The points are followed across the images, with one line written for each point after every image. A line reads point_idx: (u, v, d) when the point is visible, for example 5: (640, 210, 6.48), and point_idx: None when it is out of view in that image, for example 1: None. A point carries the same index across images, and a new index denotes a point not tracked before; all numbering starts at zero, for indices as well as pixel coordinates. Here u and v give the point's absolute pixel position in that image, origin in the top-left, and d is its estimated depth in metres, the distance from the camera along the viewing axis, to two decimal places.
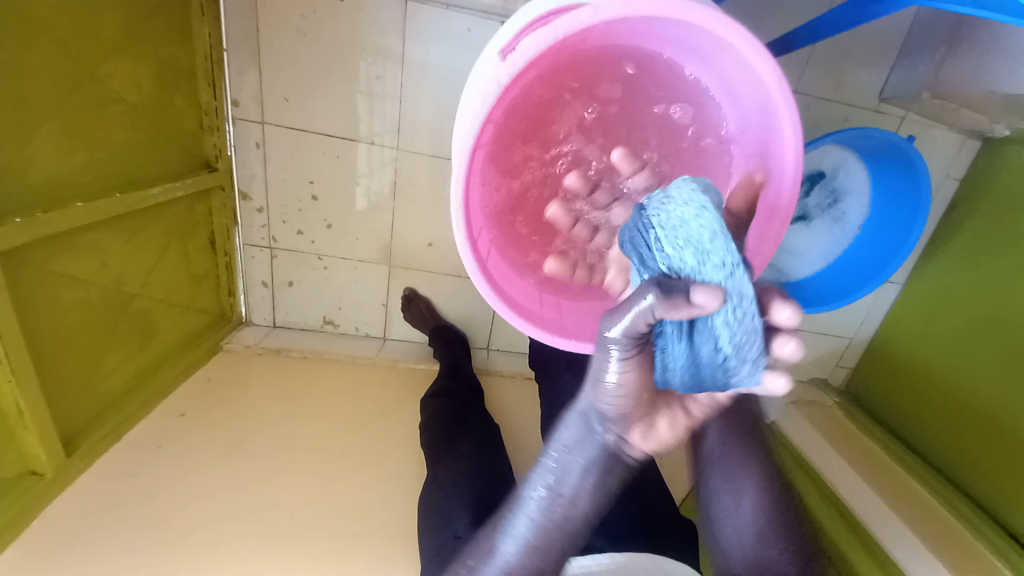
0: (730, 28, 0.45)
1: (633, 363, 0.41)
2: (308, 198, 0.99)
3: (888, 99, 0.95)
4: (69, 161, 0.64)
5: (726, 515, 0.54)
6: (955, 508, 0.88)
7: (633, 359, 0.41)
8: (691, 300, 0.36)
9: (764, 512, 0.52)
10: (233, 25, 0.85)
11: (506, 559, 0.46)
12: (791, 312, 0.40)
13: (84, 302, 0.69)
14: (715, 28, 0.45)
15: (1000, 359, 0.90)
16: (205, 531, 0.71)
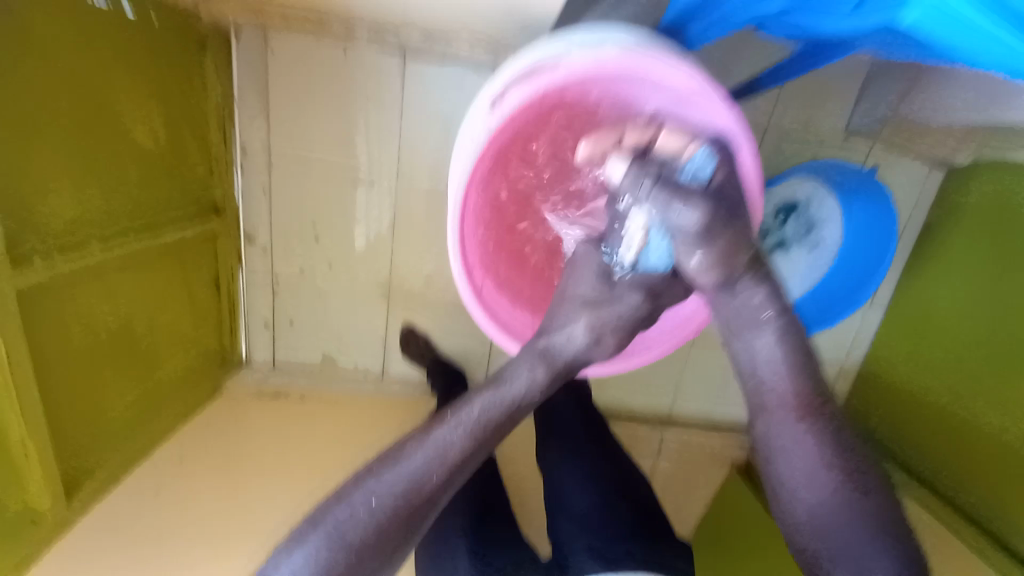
0: (693, 81, 0.49)
1: (621, 327, 0.49)
2: (311, 238, 1.03)
3: (854, 133, 1.00)
4: (85, 210, 0.68)
5: (801, 487, 0.43)
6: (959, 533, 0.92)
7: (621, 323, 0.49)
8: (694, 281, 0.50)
9: (827, 434, 0.43)
10: (243, 81, 0.92)
11: (413, 471, 0.40)
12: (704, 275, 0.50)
13: (91, 345, 0.71)
14: (681, 82, 0.50)
15: (996, 376, 0.92)
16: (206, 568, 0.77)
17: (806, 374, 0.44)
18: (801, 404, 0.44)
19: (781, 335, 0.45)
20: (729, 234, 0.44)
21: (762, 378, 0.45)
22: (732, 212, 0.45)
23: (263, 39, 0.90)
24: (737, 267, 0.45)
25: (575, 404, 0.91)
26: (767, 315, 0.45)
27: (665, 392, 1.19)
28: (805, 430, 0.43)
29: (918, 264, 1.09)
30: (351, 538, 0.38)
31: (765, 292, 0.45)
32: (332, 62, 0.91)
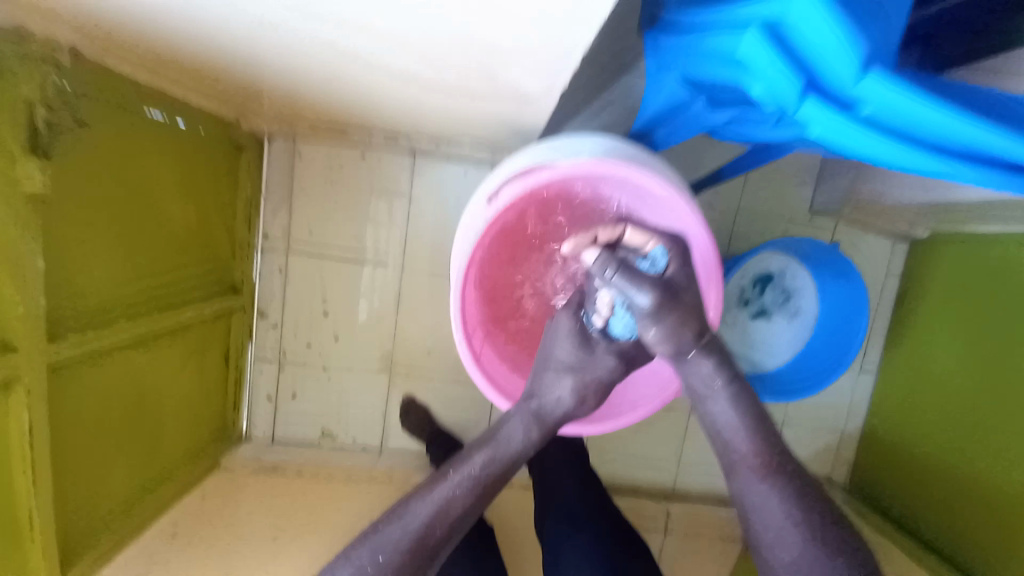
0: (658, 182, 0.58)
1: (594, 386, 0.55)
2: (320, 313, 1.10)
3: (818, 212, 1.10)
4: (121, 288, 0.74)
5: (777, 545, 0.45)
6: None
7: (594, 384, 0.55)
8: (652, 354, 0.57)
9: (791, 490, 0.46)
10: (272, 177, 1.05)
11: (415, 526, 0.45)
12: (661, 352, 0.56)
13: (105, 416, 0.73)
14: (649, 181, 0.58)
15: (993, 436, 0.93)
16: None
17: (761, 434, 0.49)
18: (763, 462, 0.48)
19: (734, 400, 0.51)
20: (677, 316, 0.51)
21: (725, 439, 0.50)
22: (678, 297, 0.51)
23: (292, 143, 1.04)
24: (685, 342, 0.51)
25: (574, 474, 0.91)
26: (719, 384, 0.51)
27: (665, 463, 1.18)
28: (769, 488, 0.47)
29: (896, 331, 1.15)
30: None
31: (714, 363, 0.52)
32: (351, 159, 1.04)
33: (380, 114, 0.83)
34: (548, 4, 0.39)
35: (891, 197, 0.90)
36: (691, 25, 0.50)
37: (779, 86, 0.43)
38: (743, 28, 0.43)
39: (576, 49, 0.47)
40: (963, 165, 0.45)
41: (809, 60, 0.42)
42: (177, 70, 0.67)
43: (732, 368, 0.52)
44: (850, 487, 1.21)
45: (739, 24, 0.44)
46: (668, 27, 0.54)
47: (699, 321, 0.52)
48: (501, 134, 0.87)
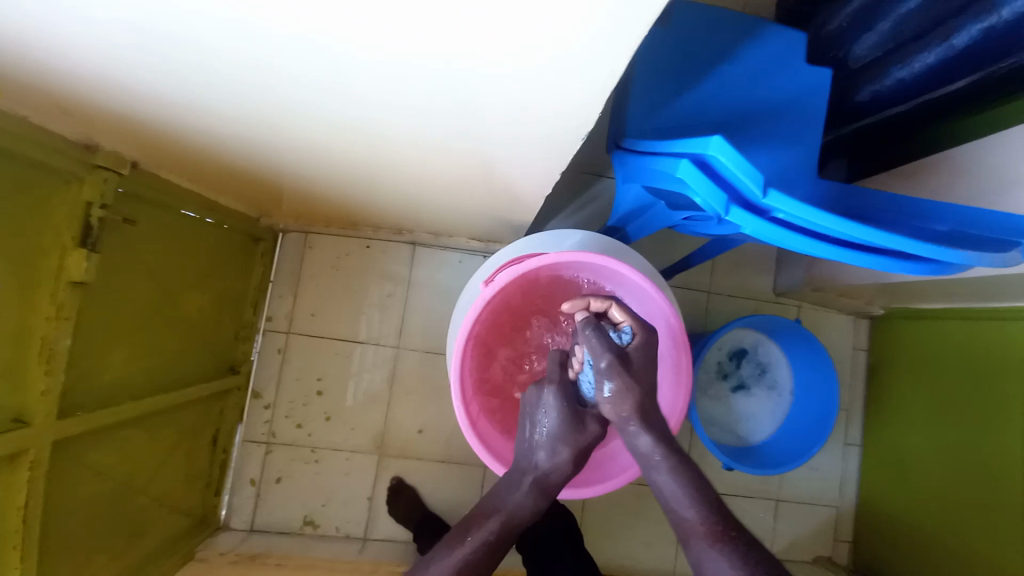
0: (631, 272, 0.66)
1: (581, 450, 0.61)
2: (314, 393, 1.12)
3: (782, 293, 1.20)
4: (131, 366, 0.78)
5: None
6: None
7: (580, 449, 0.61)
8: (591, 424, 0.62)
9: (737, 557, 0.50)
10: (282, 264, 1.14)
11: None
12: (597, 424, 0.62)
13: (95, 493, 0.73)
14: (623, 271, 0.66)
15: (977, 505, 0.95)
16: None
17: (701, 503, 0.54)
18: (709, 531, 0.53)
19: (674, 472, 0.57)
20: (627, 382, 0.57)
21: (673, 508, 0.56)
22: (630, 366, 0.58)
23: (304, 235, 1.15)
24: (628, 412, 0.58)
25: (567, 558, 0.89)
26: (658, 458, 0.58)
27: (661, 548, 1.15)
28: (717, 554, 0.51)
29: (871, 404, 1.20)
30: None
31: (653, 436, 0.58)
32: (356, 249, 1.14)
33: (387, 211, 0.94)
34: (535, 131, 0.51)
35: (844, 279, 1.02)
36: (644, 149, 0.62)
37: (713, 202, 0.53)
38: (679, 160, 0.54)
39: (558, 164, 0.58)
40: (869, 258, 0.55)
41: (733, 183, 0.53)
42: (217, 177, 0.79)
43: (668, 441, 0.59)
44: (853, 570, 1.17)
45: (677, 156, 0.55)
46: (627, 149, 0.66)
47: (644, 397, 0.58)
48: (493, 229, 0.98)
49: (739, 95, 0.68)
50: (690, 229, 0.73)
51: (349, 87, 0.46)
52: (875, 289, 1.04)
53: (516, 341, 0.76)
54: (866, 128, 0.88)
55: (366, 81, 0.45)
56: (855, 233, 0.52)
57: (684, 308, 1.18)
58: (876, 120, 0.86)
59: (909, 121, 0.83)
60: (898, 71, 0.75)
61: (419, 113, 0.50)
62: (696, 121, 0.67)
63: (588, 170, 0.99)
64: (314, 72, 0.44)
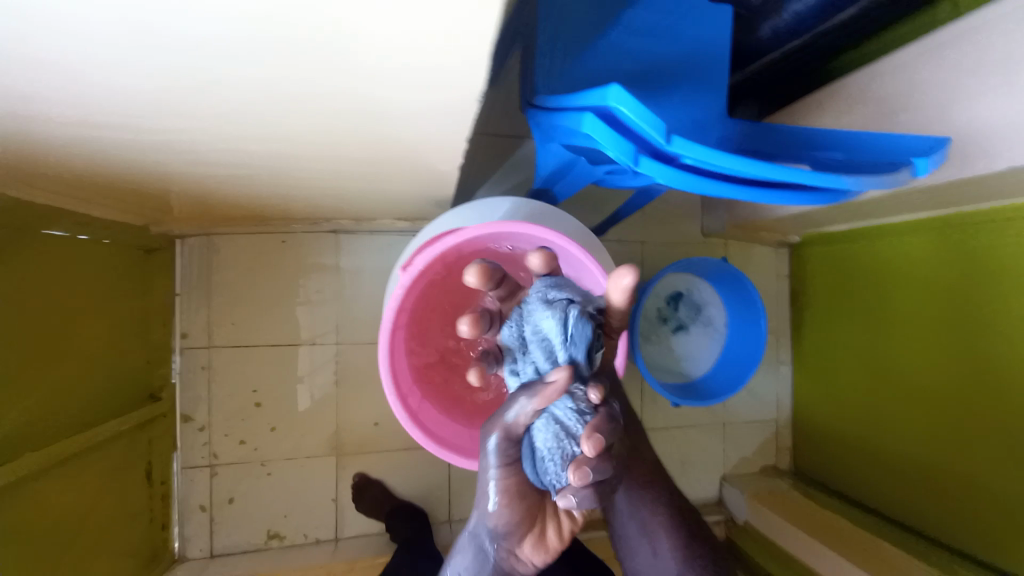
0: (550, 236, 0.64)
1: (499, 481, 0.46)
2: (252, 405, 1.05)
3: (710, 235, 1.25)
4: (23, 416, 0.68)
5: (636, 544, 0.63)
6: (926, 558, 0.95)
7: (496, 478, 0.46)
8: (545, 381, 0.43)
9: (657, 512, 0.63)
10: (189, 274, 1.03)
11: None
12: (523, 401, 0.44)
13: (14, 559, 0.65)
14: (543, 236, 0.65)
15: (888, 398, 1.07)
16: None
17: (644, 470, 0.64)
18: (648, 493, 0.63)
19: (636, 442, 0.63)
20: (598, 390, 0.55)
21: (628, 521, 0.63)
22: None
23: (208, 238, 1.03)
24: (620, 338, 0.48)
25: None
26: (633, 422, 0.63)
27: None
28: (650, 529, 0.62)
29: (797, 325, 1.30)
30: None
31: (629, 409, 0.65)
32: (272, 247, 1.05)
33: (297, 202, 0.86)
34: (432, 98, 0.47)
35: (768, 216, 1.07)
36: (552, 106, 0.59)
37: (623, 155, 0.52)
38: (583, 114, 0.52)
39: (461, 129, 0.55)
40: (775, 194, 0.57)
41: (639, 133, 0.52)
42: (81, 188, 0.68)
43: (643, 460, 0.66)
44: (795, 474, 1.30)
45: (582, 110, 0.53)
46: (538, 107, 0.63)
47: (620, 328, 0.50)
48: (418, 206, 0.93)
49: (642, 39, 0.66)
50: (612, 183, 0.72)
51: (205, 66, 0.40)
52: (793, 220, 1.11)
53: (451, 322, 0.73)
54: (766, 66, 0.90)
55: (223, 59, 0.39)
56: (760, 173, 0.53)
57: (621, 260, 1.20)
58: (780, 55, 0.88)
59: (814, 51, 0.85)
60: (794, 5, 0.78)
61: (295, 92, 0.44)
62: (602, 70, 0.65)
63: (507, 133, 0.95)
64: (161, 53, 0.38)
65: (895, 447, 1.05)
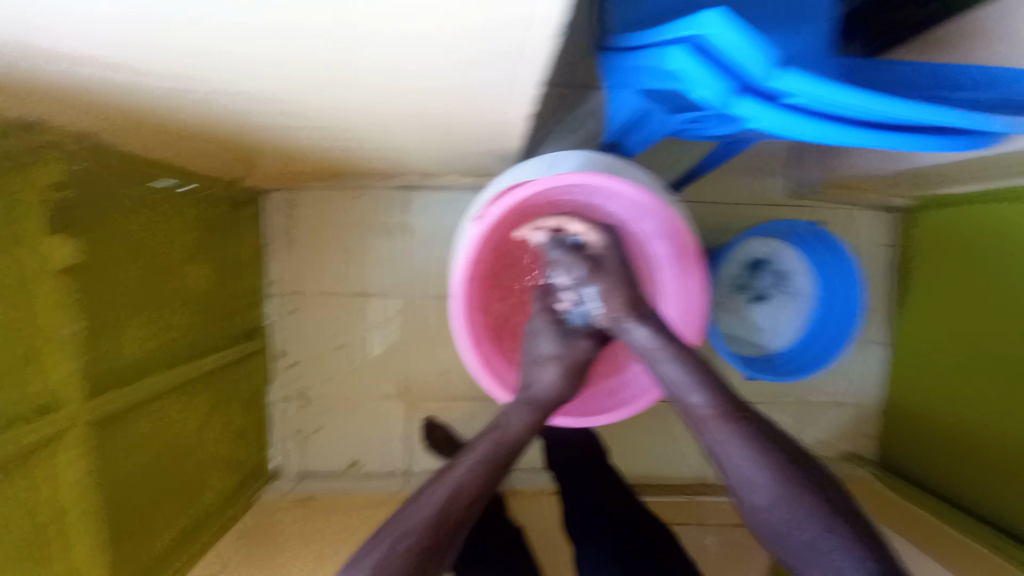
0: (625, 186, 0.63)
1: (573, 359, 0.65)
2: (334, 348, 1.15)
3: (802, 195, 1.12)
4: (147, 344, 0.79)
5: (734, 471, 0.53)
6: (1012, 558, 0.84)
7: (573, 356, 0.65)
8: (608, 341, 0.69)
9: (741, 429, 0.53)
10: (278, 225, 1.12)
11: (438, 499, 0.51)
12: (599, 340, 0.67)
13: (143, 464, 0.78)
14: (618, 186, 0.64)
15: (994, 386, 0.93)
16: None
17: (706, 385, 0.56)
18: (720, 410, 0.54)
19: (677, 356, 0.58)
20: (614, 279, 0.62)
21: (735, 469, 0.52)
22: (603, 266, 0.63)
23: (292, 193, 1.11)
24: (619, 308, 0.61)
25: (595, 472, 0.93)
26: (658, 347, 0.59)
27: (688, 458, 1.20)
28: (740, 451, 0.52)
29: (898, 300, 1.16)
30: (404, 548, 0.48)
31: (650, 328, 0.61)
32: (347, 202, 1.11)
33: (368, 158, 0.89)
34: (495, 47, 0.44)
35: (872, 168, 0.93)
36: (632, 46, 0.54)
37: (719, 92, 0.49)
38: (674, 48, 0.48)
39: (530, 79, 0.51)
40: (897, 137, 0.51)
41: (738, 68, 0.47)
42: (181, 144, 0.74)
43: (730, 399, 0.55)
44: (878, 463, 1.19)
45: (670, 45, 0.49)
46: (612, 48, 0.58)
47: (629, 289, 0.62)
48: (485, 163, 0.92)
49: None
50: (691, 134, 0.67)
51: (272, 23, 0.40)
52: (902, 179, 0.96)
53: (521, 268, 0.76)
54: None
55: (285, 20, 0.40)
56: (886, 108, 0.47)
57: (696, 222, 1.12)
58: None
59: None
60: None
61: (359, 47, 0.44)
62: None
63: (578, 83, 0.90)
64: (230, 10, 0.39)
65: (997, 437, 0.92)
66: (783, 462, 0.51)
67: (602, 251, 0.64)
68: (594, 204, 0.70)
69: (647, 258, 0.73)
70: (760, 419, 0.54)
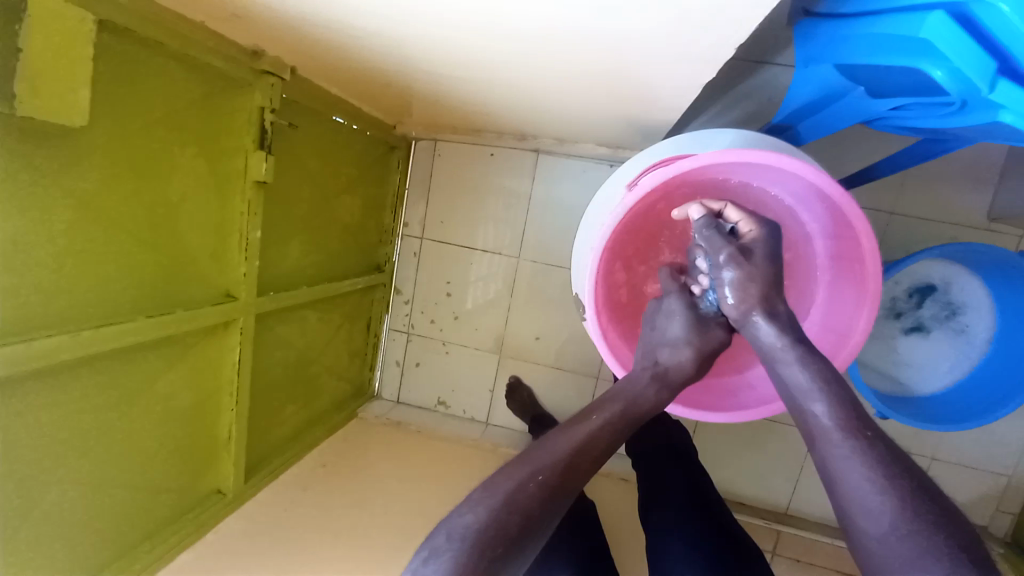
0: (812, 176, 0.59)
1: (700, 346, 0.62)
2: (444, 294, 1.23)
3: (999, 220, 0.93)
4: (303, 259, 0.91)
5: (852, 496, 0.44)
6: None
7: (698, 343, 0.62)
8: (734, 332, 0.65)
9: (872, 449, 0.45)
10: (416, 172, 1.20)
11: (560, 452, 0.49)
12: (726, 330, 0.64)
13: (283, 358, 0.91)
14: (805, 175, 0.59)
15: None
16: (321, 554, 0.80)
17: (835, 395, 0.49)
18: (844, 424, 0.47)
19: (806, 362, 0.53)
20: (763, 274, 0.58)
21: (847, 490, 0.44)
22: (752, 258, 0.59)
23: (433, 143, 1.18)
24: (754, 301, 0.57)
25: (679, 469, 0.90)
26: (784, 348, 0.54)
27: (779, 482, 1.11)
28: (864, 471, 0.44)
29: None
30: (523, 500, 0.45)
31: (776, 328, 0.56)
32: (481, 158, 1.15)
33: (513, 117, 0.91)
34: (697, 13, 0.41)
35: None
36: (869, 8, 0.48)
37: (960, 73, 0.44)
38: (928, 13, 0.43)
39: (719, 49, 0.47)
40: None
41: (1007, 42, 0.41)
42: (357, 85, 0.82)
43: (859, 417, 0.47)
44: (1009, 544, 1.00)
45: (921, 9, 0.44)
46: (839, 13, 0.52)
47: (768, 285, 0.57)
48: (627, 134, 0.89)
49: None
50: (892, 122, 0.59)
51: None
52: None
53: (656, 242, 0.75)
54: None
55: None
56: None
57: None
58: None
59: None
60: None
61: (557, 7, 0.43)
62: None
63: (751, 58, 0.82)
64: None
65: None
66: (922, 500, 0.42)
67: (752, 243, 0.60)
68: (754, 188, 0.68)
69: (811, 257, 0.71)
70: (895, 450, 0.46)
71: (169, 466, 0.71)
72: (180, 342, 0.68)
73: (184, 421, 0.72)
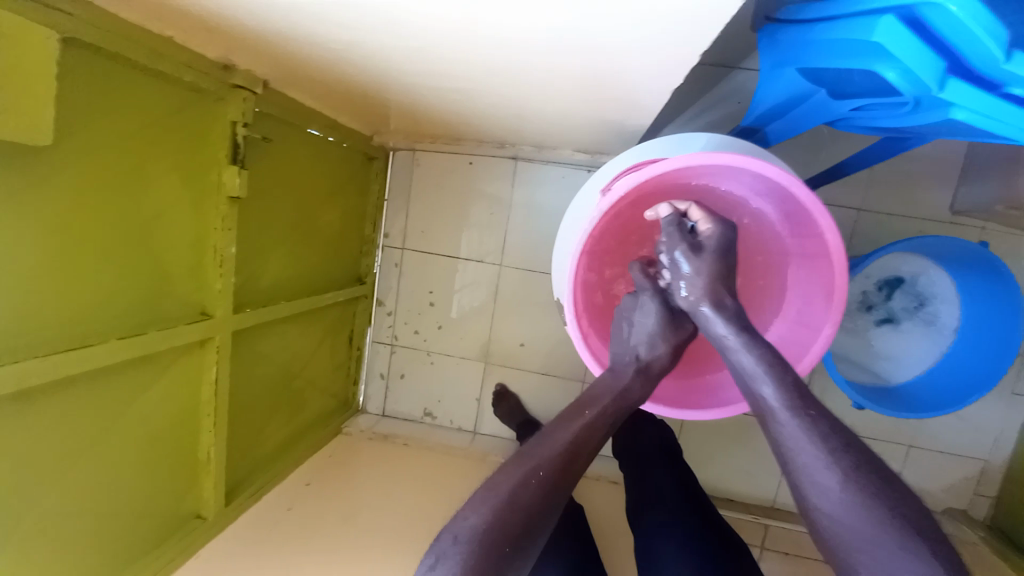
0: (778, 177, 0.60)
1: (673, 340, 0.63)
2: (427, 304, 1.22)
3: (961, 213, 0.97)
4: (282, 273, 0.90)
5: (804, 473, 0.44)
6: None
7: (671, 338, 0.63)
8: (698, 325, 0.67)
9: (816, 425, 0.46)
10: (395, 182, 1.20)
11: (557, 446, 0.49)
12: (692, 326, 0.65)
13: (264, 375, 0.89)
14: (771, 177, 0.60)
15: None
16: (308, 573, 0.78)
17: (782, 375, 0.50)
18: (788, 402, 0.48)
19: (749, 347, 0.54)
20: (712, 269, 0.60)
21: (799, 467, 0.45)
22: (702, 254, 0.60)
23: (412, 153, 1.18)
24: (706, 295, 0.59)
25: (667, 468, 0.91)
26: (728, 338, 0.56)
27: (764, 477, 1.12)
28: (812, 448, 0.44)
29: None
30: (522, 500, 0.44)
31: (722, 319, 0.57)
32: (461, 167, 1.15)
33: (491, 125, 0.92)
34: (666, 20, 0.42)
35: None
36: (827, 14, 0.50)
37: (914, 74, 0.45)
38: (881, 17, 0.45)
39: (688, 55, 0.49)
40: None
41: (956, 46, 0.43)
42: (333, 96, 0.81)
43: (805, 395, 0.48)
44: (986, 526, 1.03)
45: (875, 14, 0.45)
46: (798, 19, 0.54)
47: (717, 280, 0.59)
48: (603, 140, 0.90)
49: None
50: (854, 122, 0.62)
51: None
52: None
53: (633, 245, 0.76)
54: None
55: None
56: None
57: None
58: None
59: None
60: None
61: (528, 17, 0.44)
62: None
63: (720, 63, 0.84)
64: None
65: None
66: (865, 470, 0.43)
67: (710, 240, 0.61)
68: (726, 190, 0.70)
69: (782, 255, 0.73)
70: (839, 423, 0.46)
71: (147, 491, 0.68)
72: (158, 360, 0.66)
73: (162, 443, 0.69)
